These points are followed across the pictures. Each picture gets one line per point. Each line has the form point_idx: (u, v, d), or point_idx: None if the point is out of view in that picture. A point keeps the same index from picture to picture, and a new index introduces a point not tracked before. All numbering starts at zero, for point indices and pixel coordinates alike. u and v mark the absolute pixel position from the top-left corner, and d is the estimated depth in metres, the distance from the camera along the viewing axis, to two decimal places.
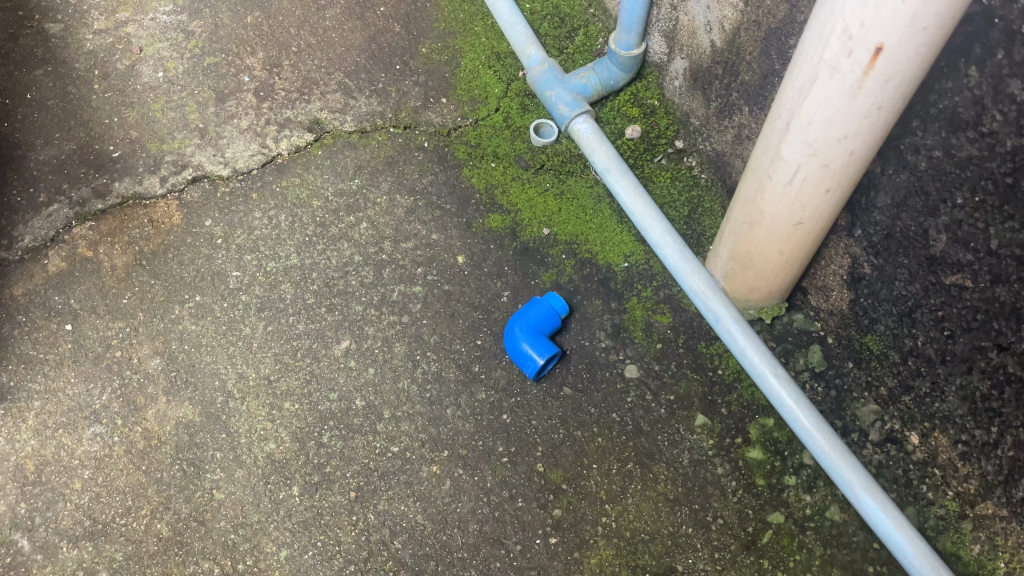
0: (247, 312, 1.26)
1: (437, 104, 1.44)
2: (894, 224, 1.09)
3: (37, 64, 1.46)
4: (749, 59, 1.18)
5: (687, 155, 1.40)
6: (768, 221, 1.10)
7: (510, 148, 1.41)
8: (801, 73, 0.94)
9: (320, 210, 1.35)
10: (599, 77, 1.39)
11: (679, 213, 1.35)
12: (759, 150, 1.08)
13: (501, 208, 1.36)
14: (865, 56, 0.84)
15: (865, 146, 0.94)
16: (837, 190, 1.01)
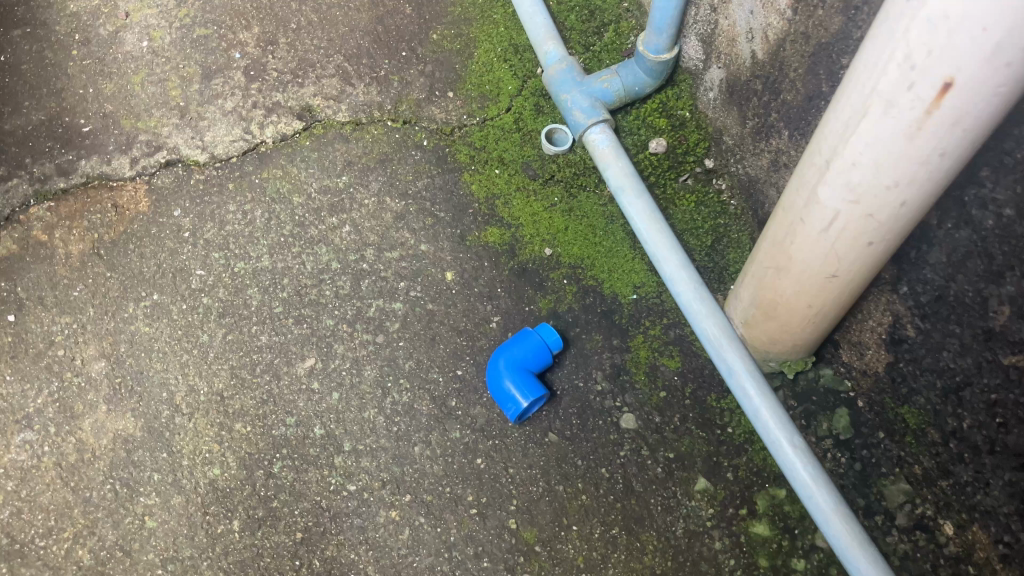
0: (208, 318, 1.14)
1: (443, 99, 1.30)
2: (948, 285, 0.92)
3: (15, 24, 1.36)
4: (793, 76, 1.01)
5: (717, 177, 1.23)
6: (797, 269, 0.94)
7: (518, 154, 1.26)
8: (848, 104, 0.78)
9: (300, 208, 1.22)
10: (623, 82, 1.24)
11: (700, 243, 1.20)
12: (793, 187, 0.91)
13: (501, 221, 1.22)
14: (929, 92, 0.68)
15: (919, 198, 0.78)
16: (882, 244, 0.85)
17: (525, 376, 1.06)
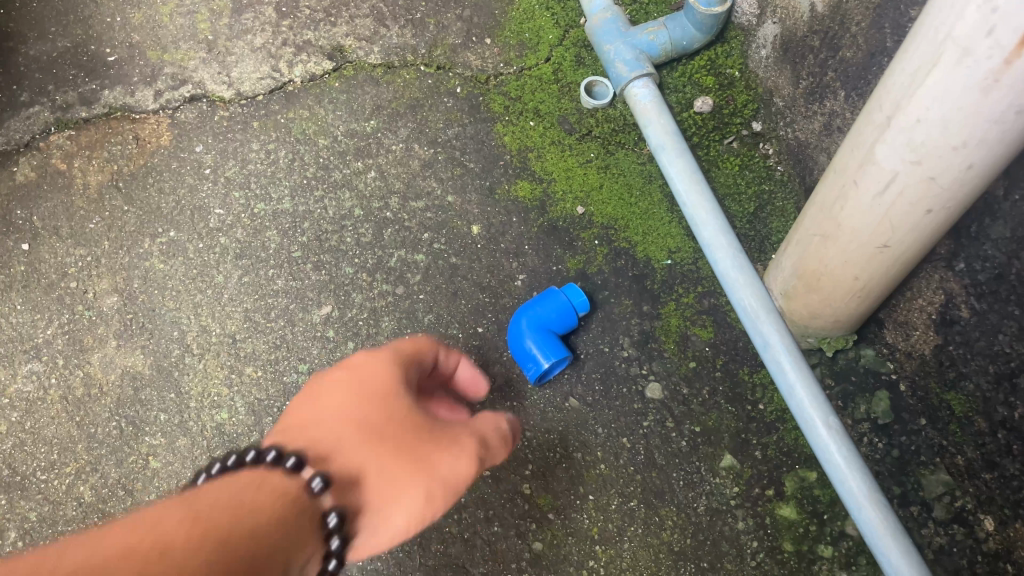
0: (224, 258, 1.11)
1: (479, 45, 1.24)
2: (1011, 263, 0.86)
3: None
4: (855, 31, 0.94)
5: (764, 140, 1.16)
6: (846, 237, 0.88)
7: (555, 107, 1.20)
8: (919, 54, 0.71)
9: (325, 150, 1.17)
10: (670, 34, 1.17)
11: (742, 209, 1.14)
12: (848, 147, 0.85)
13: (533, 175, 1.16)
14: (1011, 39, 0.61)
15: (989, 162, 0.71)
16: (942, 212, 0.78)
17: (550, 339, 1.01)
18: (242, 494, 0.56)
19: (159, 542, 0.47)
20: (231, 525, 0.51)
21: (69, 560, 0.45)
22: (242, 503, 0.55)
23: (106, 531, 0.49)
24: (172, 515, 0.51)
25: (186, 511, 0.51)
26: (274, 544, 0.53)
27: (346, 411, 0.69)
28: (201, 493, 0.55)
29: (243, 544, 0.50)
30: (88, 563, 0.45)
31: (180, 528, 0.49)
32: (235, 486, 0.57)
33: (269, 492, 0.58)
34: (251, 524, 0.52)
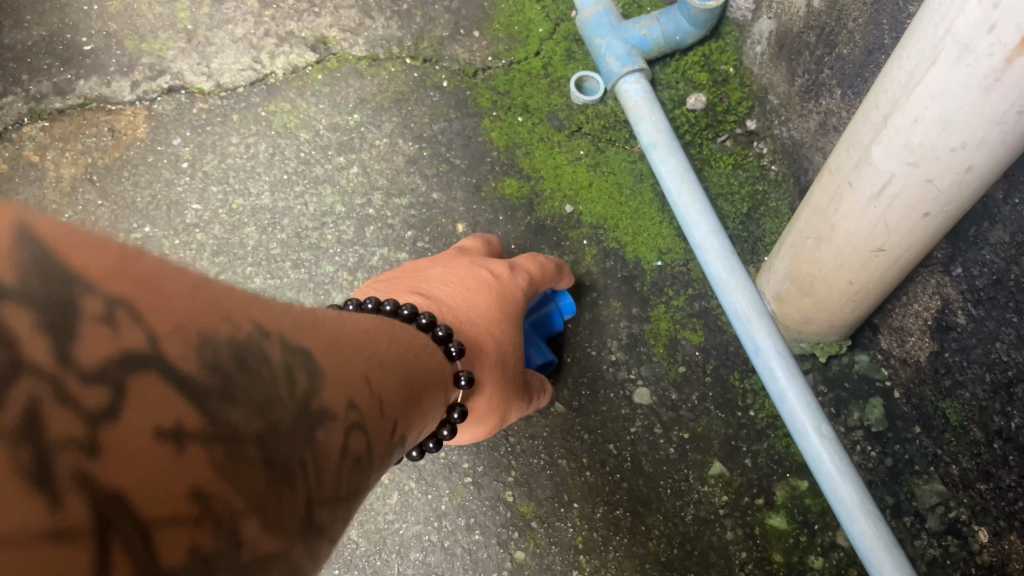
0: (200, 255, 1.08)
1: (467, 38, 1.21)
2: (1010, 268, 0.83)
3: None
4: (853, 27, 0.91)
5: (758, 139, 1.13)
6: (840, 240, 0.85)
7: (544, 102, 1.17)
8: (917, 50, 0.68)
9: (307, 144, 1.14)
10: (663, 29, 1.14)
11: (735, 209, 1.10)
12: (844, 147, 0.82)
13: (521, 172, 1.13)
14: (1013, 37, 0.58)
15: (989, 163, 0.68)
16: (940, 215, 0.75)
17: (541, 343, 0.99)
18: (399, 349, 0.58)
19: (340, 368, 0.45)
20: (378, 371, 0.51)
21: (272, 314, 0.42)
22: (396, 352, 0.57)
23: (304, 316, 0.46)
24: (342, 329, 0.51)
25: (348, 330, 0.51)
26: (408, 388, 0.56)
27: (483, 323, 0.76)
28: (366, 324, 0.56)
29: (386, 390, 0.51)
30: (283, 323, 0.42)
31: (355, 359, 0.49)
32: (391, 332, 0.59)
33: (424, 357, 0.62)
34: (389, 369, 0.54)
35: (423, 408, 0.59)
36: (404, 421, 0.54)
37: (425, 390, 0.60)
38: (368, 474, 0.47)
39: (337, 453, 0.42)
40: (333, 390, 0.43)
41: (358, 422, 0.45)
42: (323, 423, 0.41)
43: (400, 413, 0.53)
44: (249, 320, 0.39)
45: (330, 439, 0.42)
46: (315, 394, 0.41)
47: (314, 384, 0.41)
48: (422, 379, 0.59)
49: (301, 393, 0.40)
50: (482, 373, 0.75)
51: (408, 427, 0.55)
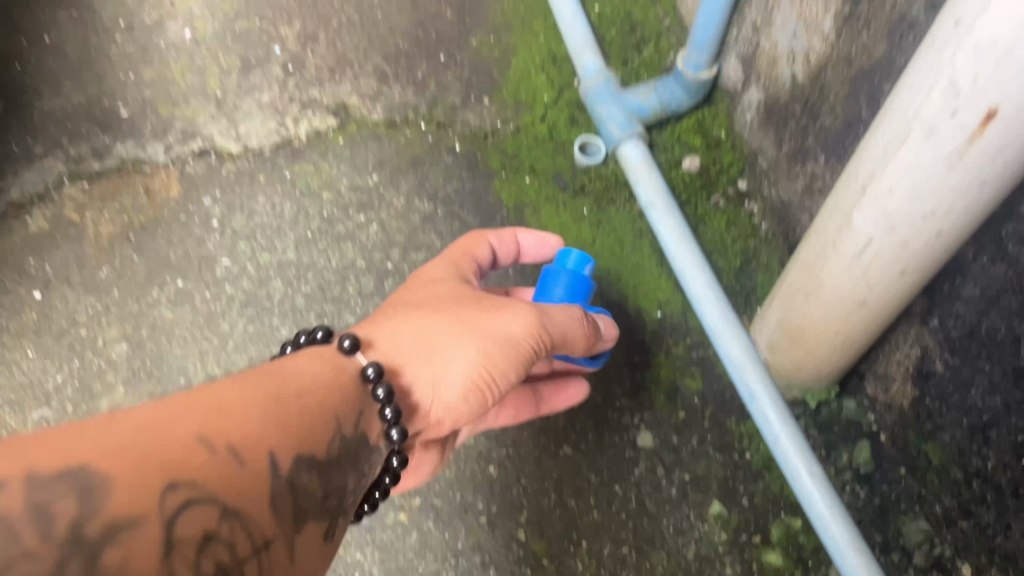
0: (230, 308, 1.15)
1: (478, 105, 1.30)
2: (980, 322, 0.90)
3: (60, 4, 1.34)
4: (834, 101, 0.99)
5: (749, 199, 1.22)
6: (826, 295, 0.92)
7: (550, 164, 1.26)
8: (890, 127, 0.76)
9: (329, 203, 1.22)
10: (660, 98, 1.23)
11: (729, 264, 1.18)
12: (828, 212, 0.90)
13: (529, 230, 1.21)
14: (973, 118, 0.66)
15: (957, 227, 0.76)
16: (915, 272, 0.83)
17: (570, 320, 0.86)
18: (309, 387, 0.61)
19: (184, 432, 0.52)
20: (276, 426, 0.56)
21: (139, 444, 0.50)
22: (298, 387, 0.60)
23: (145, 407, 0.53)
24: (227, 400, 0.56)
25: (232, 399, 0.56)
26: (318, 433, 0.59)
27: (442, 301, 0.76)
28: (257, 373, 0.60)
29: (283, 441, 0.56)
30: (146, 441, 0.50)
31: (235, 429, 0.54)
32: (307, 368, 0.63)
33: (337, 386, 0.64)
34: (294, 417, 0.58)
35: (353, 442, 0.62)
36: (320, 472, 0.58)
37: (349, 441, 0.62)
38: (283, 540, 0.55)
39: (236, 530, 0.51)
40: (207, 481, 0.50)
41: (247, 493, 0.52)
42: (205, 512, 0.50)
43: (310, 466, 0.58)
44: (137, 478, 0.47)
45: (220, 524, 0.50)
46: (190, 496, 0.49)
47: (183, 485, 0.49)
48: (343, 427, 0.62)
49: (179, 510, 0.48)
50: (432, 351, 0.71)
51: (328, 473, 0.59)
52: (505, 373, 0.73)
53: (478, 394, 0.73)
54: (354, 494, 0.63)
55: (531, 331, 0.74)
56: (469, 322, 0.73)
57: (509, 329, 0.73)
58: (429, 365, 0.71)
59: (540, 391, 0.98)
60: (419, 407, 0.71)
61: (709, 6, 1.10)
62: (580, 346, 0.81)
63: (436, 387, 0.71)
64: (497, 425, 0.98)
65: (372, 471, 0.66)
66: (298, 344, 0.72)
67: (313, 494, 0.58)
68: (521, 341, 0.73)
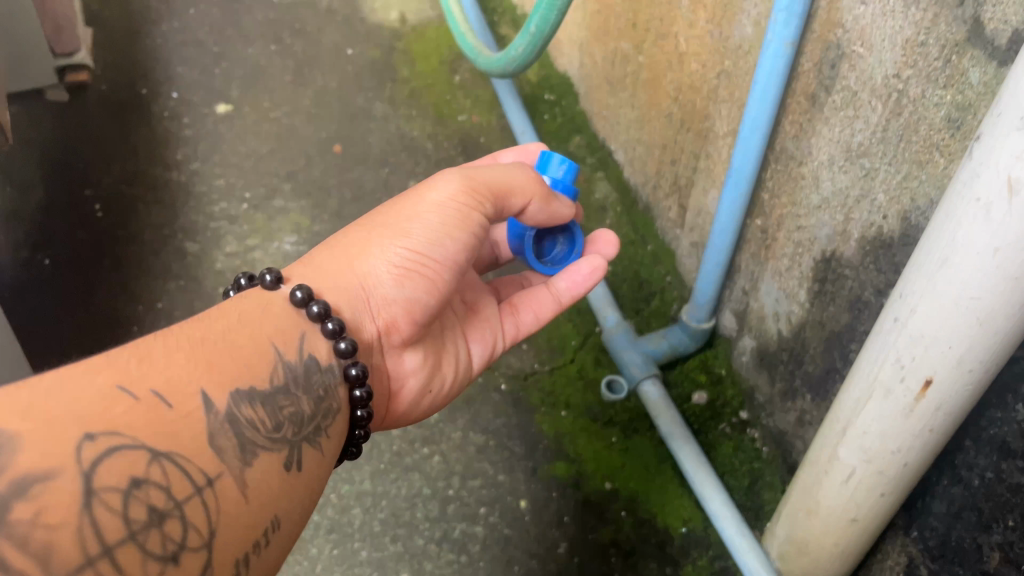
0: (316, 533, 1.35)
1: (518, 350, 1.57)
2: (950, 532, 1.10)
3: (172, 277, 1.71)
4: (813, 353, 1.25)
5: (751, 426, 1.45)
6: (824, 513, 1.13)
7: (581, 399, 1.50)
8: (858, 385, 1.00)
9: (398, 438, 1.45)
10: (670, 344, 1.50)
11: (739, 483, 1.41)
12: (818, 444, 1.12)
13: (568, 457, 1.43)
14: (916, 385, 0.90)
15: (919, 460, 0.98)
16: (892, 495, 1.05)
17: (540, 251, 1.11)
18: (215, 330, 0.84)
19: (107, 385, 0.70)
20: (200, 375, 0.77)
21: (54, 402, 0.66)
22: (222, 343, 0.82)
23: (80, 366, 0.71)
24: (153, 354, 0.76)
25: (158, 354, 0.77)
26: (249, 372, 0.82)
27: (371, 219, 1.03)
28: (187, 331, 0.82)
29: (208, 382, 0.77)
30: (78, 402, 0.67)
31: (159, 379, 0.74)
32: (226, 318, 0.86)
33: (274, 320, 0.89)
34: (220, 366, 0.80)
35: (290, 375, 0.86)
36: (262, 405, 0.82)
37: (292, 367, 0.87)
38: (231, 466, 0.75)
39: (169, 473, 0.69)
40: (129, 432, 0.68)
41: (180, 447, 0.71)
42: (131, 456, 0.67)
43: (247, 398, 0.80)
44: (50, 437, 0.63)
45: (151, 471, 0.68)
46: (108, 446, 0.66)
47: (99, 436, 0.66)
48: (283, 355, 0.87)
49: (100, 458, 0.65)
50: (362, 249, 0.98)
51: (269, 407, 0.82)
52: (438, 240, 0.97)
53: (415, 280, 0.97)
54: (316, 426, 0.87)
55: (457, 199, 0.99)
56: (391, 225, 0.99)
57: (427, 220, 0.98)
58: (359, 265, 0.98)
59: (506, 322, 1.18)
60: (361, 319, 0.97)
61: (706, 277, 1.40)
62: (517, 197, 1.01)
63: (371, 276, 0.97)
64: (474, 371, 1.18)
65: (334, 406, 0.90)
66: (238, 285, 0.99)
67: (260, 428, 0.80)
68: (442, 214, 0.98)
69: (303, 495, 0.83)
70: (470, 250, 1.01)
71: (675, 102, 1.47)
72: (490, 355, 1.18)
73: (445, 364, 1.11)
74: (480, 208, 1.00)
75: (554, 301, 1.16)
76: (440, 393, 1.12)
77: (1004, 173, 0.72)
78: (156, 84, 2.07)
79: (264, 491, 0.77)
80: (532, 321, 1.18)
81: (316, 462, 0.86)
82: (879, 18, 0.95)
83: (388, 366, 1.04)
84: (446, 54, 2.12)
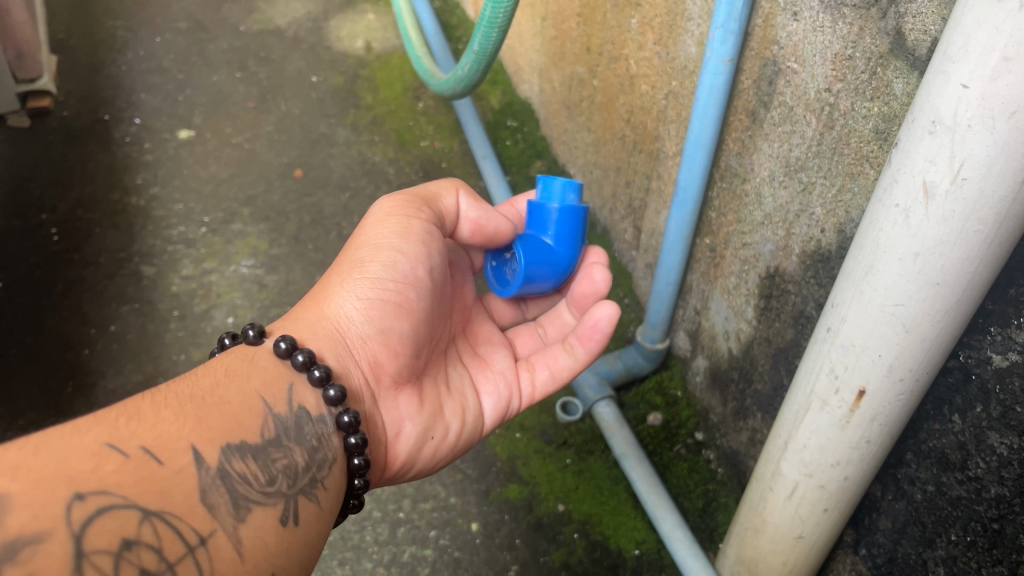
0: None
1: None
2: (896, 548, 1.10)
3: (126, 301, 1.71)
4: (761, 370, 1.25)
5: (706, 447, 1.44)
6: (771, 530, 1.12)
7: (536, 422, 1.52)
8: (797, 398, 1.00)
9: None
10: (624, 364, 1.51)
11: (694, 504, 1.40)
12: (762, 461, 1.12)
13: (521, 479, 1.45)
14: (851, 395, 0.89)
15: (859, 473, 0.97)
16: (836, 510, 1.03)
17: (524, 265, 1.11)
18: (202, 387, 0.84)
19: (96, 443, 0.71)
20: (188, 430, 0.77)
21: (43, 463, 0.67)
22: (210, 398, 0.82)
23: (66, 426, 0.72)
24: (142, 411, 0.77)
25: (146, 411, 0.77)
26: (239, 424, 0.81)
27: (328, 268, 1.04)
28: (175, 388, 0.82)
29: (198, 438, 0.77)
30: (65, 462, 0.68)
31: (148, 436, 0.74)
32: (213, 375, 0.86)
33: (261, 375, 0.88)
34: (210, 421, 0.79)
35: (281, 426, 0.85)
36: (255, 458, 0.80)
37: (282, 419, 0.85)
38: (224, 523, 0.74)
39: (160, 532, 0.69)
40: (120, 492, 0.68)
41: (172, 505, 0.71)
42: (123, 516, 0.67)
43: (238, 452, 0.79)
44: (36, 501, 0.64)
45: (143, 531, 0.68)
46: (98, 507, 0.66)
47: (88, 496, 0.66)
48: (273, 407, 0.85)
49: (90, 519, 0.65)
50: (330, 292, 0.99)
51: (262, 460, 0.81)
52: (391, 260, 0.99)
53: (383, 309, 0.98)
54: (311, 476, 0.84)
55: (390, 212, 1.03)
56: (348, 264, 1.01)
57: (375, 243, 1.00)
58: (329, 310, 0.98)
59: (521, 376, 1.16)
60: (346, 366, 0.95)
61: (659, 297, 1.39)
62: (445, 197, 1.10)
63: (342, 317, 0.97)
64: (486, 423, 1.13)
65: (328, 457, 0.87)
66: (221, 345, 0.96)
67: (252, 482, 0.79)
68: (384, 229, 1.01)
69: (300, 551, 0.81)
70: (427, 257, 1.02)
71: (627, 124, 1.48)
72: (504, 407, 1.14)
73: (447, 413, 1.06)
74: (416, 219, 1.03)
75: (570, 359, 1.14)
76: (443, 445, 1.06)
77: (920, 178, 0.73)
78: (118, 110, 2.07)
79: (258, 549, 0.76)
80: (548, 380, 1.15)
81: (314, 516, 0.84)
82: (809, 34, 0.96)
83: (383, 417, 1.00)
84: (410, 81, 2.15)
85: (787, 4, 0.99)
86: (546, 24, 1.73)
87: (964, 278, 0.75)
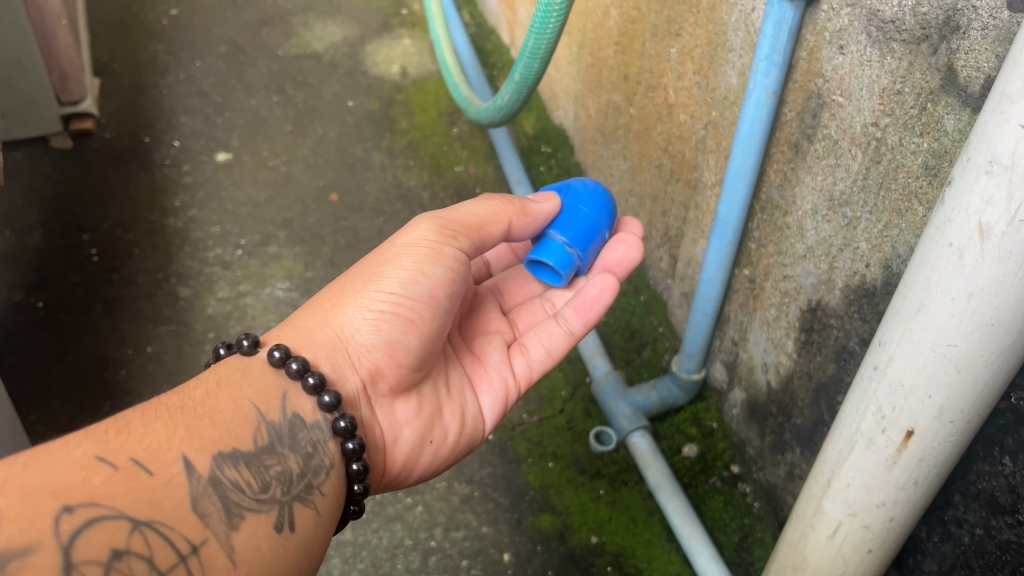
0: None
1: None
2: None
3: (163, 321, 1.72)
4: (801, 404, 1.23)
5: (742, 480, 1.42)
6: (812, 570, 1.09)
7: (569, 451, 1.51)
8: (840, 437, 0.97)
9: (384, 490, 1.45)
10: (659, 395, 1.50)
11: (730, 538, 1.37)
12: (803, 499, 1.09)
13: (554, 508, 1.43)
14: (898, 435, 0.87)
15: (904, 514, 0.95)
16: (880, 551, 1.00)
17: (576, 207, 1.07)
18: (194, 398, 0.84)
19: (83, 457, 0.72)
20: (174, 438, 0.78)
21: (31, 477, 0.68)
22: (202, 408, 0.82)
23: (57, 441, 0.73)
24: (132, 423, 0.78)
25: (137, 423, 0.78)
26: (232, 433, 0.82)
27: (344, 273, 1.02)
28: (167, 399, 0.83)
29: (188, 447, 0.78)
30: (52, 475, 0.69)
31: (138, 447, 0.75)
32: (203, 387, 0.86)
33: (255, 382, 0.88)
34: (201, 430, 0.80)
35: (275, 434, 0.85)
36: (247, 466, 0.81)
37: (276, 426, 0.85)
38: (216, 531, 0.75)
39: (150, 542, 0.70)
40: (109, 503, 0.70)
41: (163, 515, 0.72)
42: (112, 526, 0.69)
43: (230, 460, 0.80)
44: (23, 515, 0.66)
45: (133, 541, 0.69)
46: (87, 518, 0.68)
47: (76, 507, 0.68)
48: (266, 415, 0.85)
49: (78, 531, 0.67)
50: (335, 305, 0.97)
51: (254, 468, 0.81)
52: (411, 278, 0.97)
53: (390, 322, 0.96)
54: (307, 483, 0.84)
55: (429, 236, 1.00)
56: (363, 276, 0.99)
57: (399, 259, 0.98)
58: (335, 316, 0.97)
59: (517, 362, 1.14)
60: (341, 371, 0.94)
61: (696, 327, 1.38)
62: (496, 222, 1.04)
63: (349, 328, 0.96)
64: (488, 422, 1.12)
65: (324, 462, 0.87)
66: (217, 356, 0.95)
67: (245, 489, 0.79)
68: (413, 252, 0.98)
69: (299, 554, 0.82)
70: (450, 287, 0.99)
71: (665, 153, 1.47)
72: (503, 402, 1.13)
73: (444, 416, 1.05)
74: (452, 242, 1.01)
75: (563, 331, 1.13)
76: (444, 449, 1.05)
77: (976, 218, 0.72)
78: (159, 132, 2.11)
79: (253, 555, 0.77)
80: (542, 354, 1.14)
81: (312, 521, 0.84)
82: (856, 68, 0.95)
83: (381, 423, 0.99)
84: (444, 107, 2.16)
85: (833, 36, 0.98)
86: (583, 52, 1.73)
87: (1019, 320, 0.73)
